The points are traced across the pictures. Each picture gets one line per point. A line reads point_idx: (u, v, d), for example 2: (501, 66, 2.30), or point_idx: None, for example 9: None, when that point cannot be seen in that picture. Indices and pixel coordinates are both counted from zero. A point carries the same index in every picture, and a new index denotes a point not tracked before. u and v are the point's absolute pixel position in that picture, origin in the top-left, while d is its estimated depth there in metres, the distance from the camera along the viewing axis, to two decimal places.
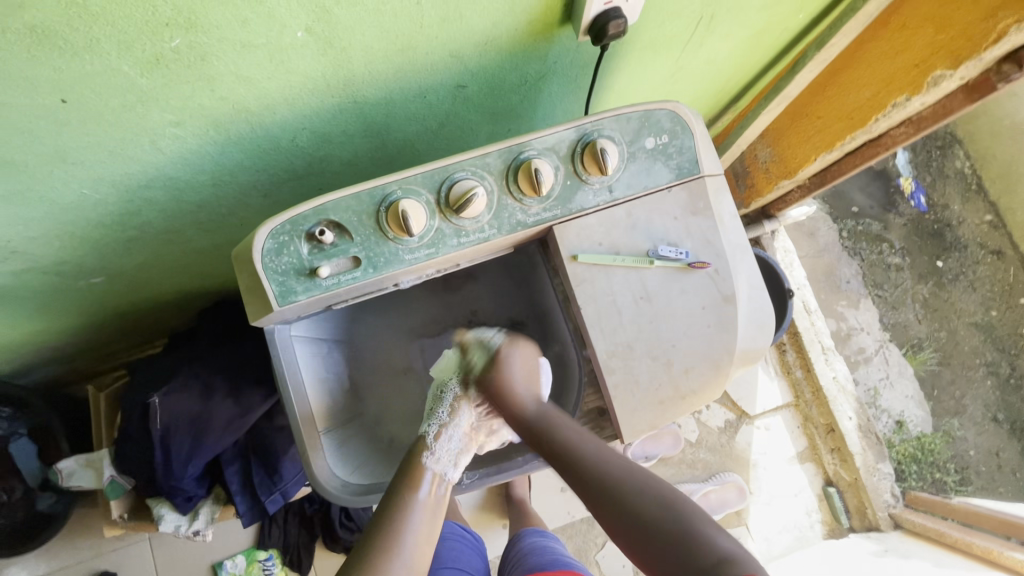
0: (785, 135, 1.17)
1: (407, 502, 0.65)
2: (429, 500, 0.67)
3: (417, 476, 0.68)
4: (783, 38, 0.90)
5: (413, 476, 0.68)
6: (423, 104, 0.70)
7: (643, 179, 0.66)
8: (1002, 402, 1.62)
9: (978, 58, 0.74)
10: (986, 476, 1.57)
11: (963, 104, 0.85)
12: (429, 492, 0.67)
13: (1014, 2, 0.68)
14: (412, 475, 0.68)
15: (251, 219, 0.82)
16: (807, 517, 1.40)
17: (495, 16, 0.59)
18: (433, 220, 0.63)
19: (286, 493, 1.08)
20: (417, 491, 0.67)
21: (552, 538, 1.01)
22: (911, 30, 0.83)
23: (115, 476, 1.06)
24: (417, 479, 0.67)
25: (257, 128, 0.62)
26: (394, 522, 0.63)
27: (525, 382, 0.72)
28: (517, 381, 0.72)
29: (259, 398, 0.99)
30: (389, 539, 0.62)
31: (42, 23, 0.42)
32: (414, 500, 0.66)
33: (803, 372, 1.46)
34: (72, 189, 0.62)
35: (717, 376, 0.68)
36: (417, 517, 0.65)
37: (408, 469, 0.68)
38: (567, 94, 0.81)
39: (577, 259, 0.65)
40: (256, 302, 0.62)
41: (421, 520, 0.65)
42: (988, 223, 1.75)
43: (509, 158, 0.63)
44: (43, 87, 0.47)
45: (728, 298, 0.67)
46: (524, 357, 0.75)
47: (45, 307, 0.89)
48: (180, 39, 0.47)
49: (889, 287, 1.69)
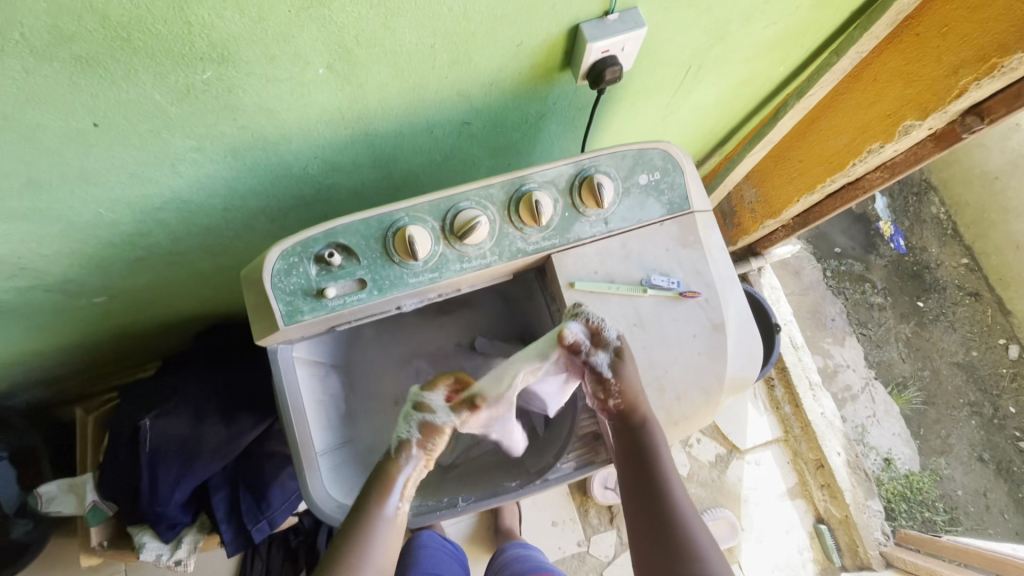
0: (768, 178, 1.24)
1: (370, 520, 0.61)
2: (395, 518, 0.63)
3: (385, 491, 0.63)
4: (765, 88, 0.97)
5: (379, 489, 0.63)
6: (429, 139, 0.74)
7: (636, 214, 0.70)
8: (986, 441, 1.65)
9: (943, 110, 0.82)
10: (975, 516, 1.57)
11: (933, 151, 0.92)
12: (396, 507, 0.63)
13: (973, 62, 0.75)
14: (379, 489, 0.63)
15: (256, 243, 0.85)
16: (799, 555, 1.38)
17: (501, 60, 0.64)
18: (438, 245, 0.66)
19: (273, 521, 1.07)
20: (381, 510, 0.62)
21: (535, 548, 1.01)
22: (881, 84, 0.90)
23: (97, 501, 1.04)
24: (385, 494, 0.63)
25: (272, 156, 0.66)
26: (358, 543, 0.60)
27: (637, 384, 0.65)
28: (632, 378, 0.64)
29: (251, 423, 1.01)
30: (355, 552, 0.59)
31: (86, 54, 0.44)
32: (380, 518, 0.62)
33: (791, 407, 1.48)
34: (89, 209, 0.64)
35: (708, 403, 0.70)
36: (383, 531, 0.62)
37: (373, 484, 0.63)
38: (565, 133, 0.86)
39: (574, 287, 0.68)
40: (262, 321, 0.64)
41: (385, 538, 0.62)
42: (964, 266, 1.82)
43: (512, 190, 0.67)
44: (78, 112, 0.50)
45: (718, 327, 0.70)
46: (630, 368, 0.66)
47: (44, 324, 0.90)
48: (212, 72, 0.50)
49: (873, 325, 1.73)
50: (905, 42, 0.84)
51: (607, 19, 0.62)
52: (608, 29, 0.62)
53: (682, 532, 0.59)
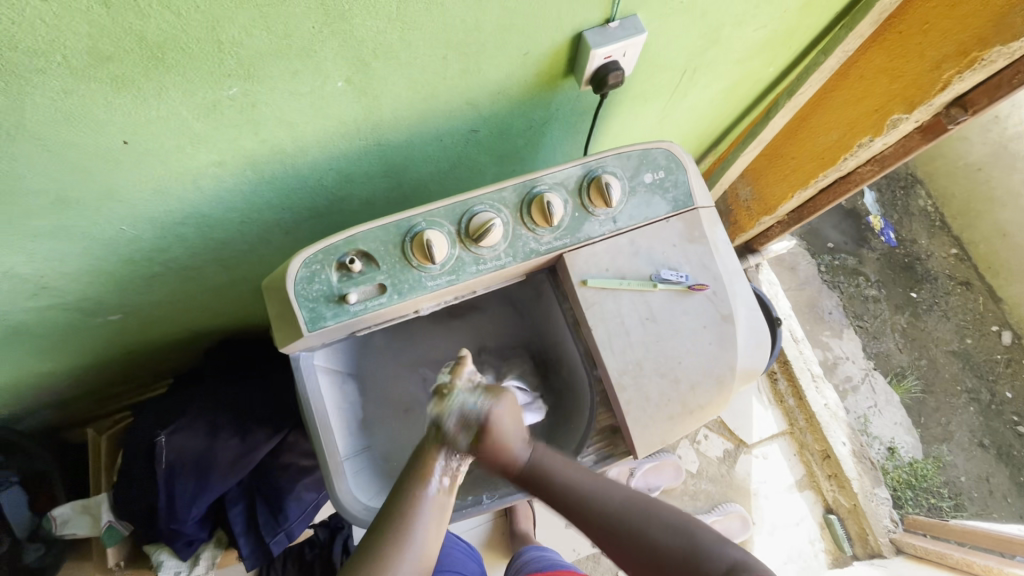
0: (762, 176, 1.27)
1: (414, 499, 0.62)
2: (438, 498, 0.63)
3: (427, 470, 0.64)
4: (757, 88, 1.01)
5: (421, 470, 0.64)
6: (438, 147, 0.77)
7: (643, 211, 0.73)
8: (986, 427, 1.67)
9: (929, 103, 0.85)
10: (979, 501, 1.60)
11: (920, 143, 0.96)
12: (438, 488, 0.64)
13: (955, 56, 0.78)
14: (421, 468, 0.64)
15: (269, 256, 0.87)
16: (811, 546, 1.39)
17: (508, 68, 0.66)
18: (454, 248, 0.68)
19: (290, 533, 1.07)
20: (425, 490, 0.63)
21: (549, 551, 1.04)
22: (868, 81, 0.94)
23: (112, 521, 1.05)
24: (427, 474, 0.64)
25: (289, 169, 0.68)
26: (402, 522, 0.60)
27: (515, 422, 0.66)
28: (506, 436, 0.65)
29: (264, 436, 1.01)
30: (396, 539, 0.58)
31: (122, 74, 0.46)
32: (424, 497, 0.62)
33: (795, 400, 1.51)
34: (113, 225, 0.66)
35: (721, 391, 0.72)
36: (425, 515, 0.61)
37: (416, 464, 0.64)
38: (567, 138, 0.89)
39: (587, 284, 0.70)
40: (286, 328, 0.65)
41: (429, 522, 0.61)
42: (954, 256, 1.86)
43: (524, 193, 0.69)
44: (109, 130, 0.51)
45: (726, 318, 0.72)
46: (509, 404, 0.66)
47: (59, 344, 0.90)
48: (238, 88, 0.52)
49: (868, 318, 1.77)
50: (889, 40, 0.87)
51: (609, 27, 0.65)
52: (610, 36, 0.65)
53: (647, 530, 0.60)
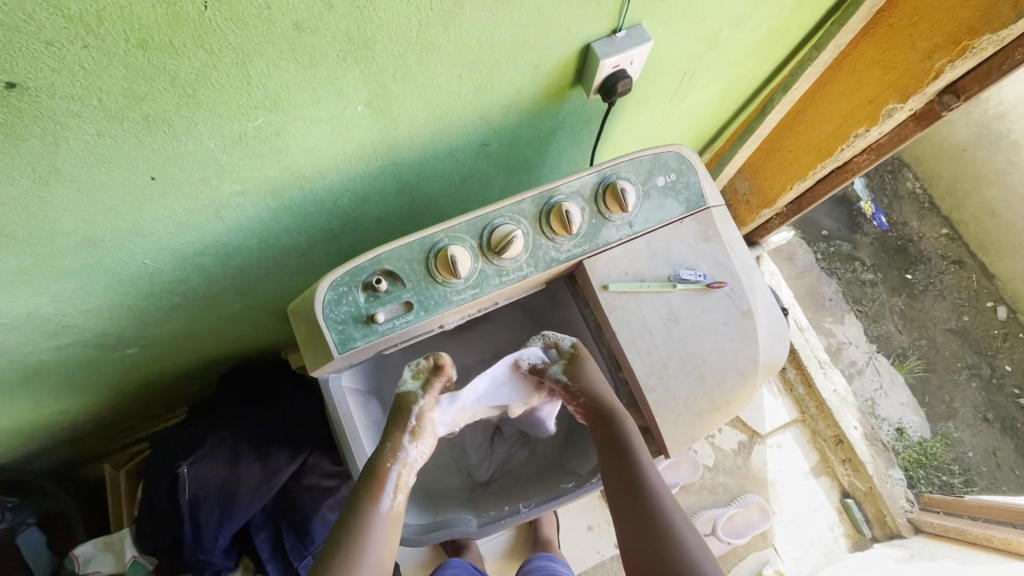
0: (760, 170, 1.30)
1: (366, 517, 0.61)
2: (392, 513, 0.63)
3: (379, 485, 0.64)
4: (752, 85, 1.03)
5: (373, 486, 0.64)
6: (451, 163, 0.77)
7: (658, 214, 0.74)
8: (989, 401, 1.70)
9: (922, 92, 0.87)
10: (988, 475, 1.62)
11: (914, 131, 0.96)
12: (391, 503, 0.64)
13: (945, 46, 0.81)
14: (375, 484, 0.64)
15: (285, 280, 0.87)
16: (830, 531, 1.40)
17: (520, 82, 0.67)
18: (477, 262, 0.69)
19: (318, 556, 1.04)
20: (378, 505, 0.63)
21: (558, 560, 1.02)
22: (861, 73, 0.96)
23: (136, 556, 1.04)
24: (379, 489, 0.64)
25: (308, 194, 0.69)
26: (354, 540, 0.60)
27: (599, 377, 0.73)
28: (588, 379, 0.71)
29: (287, 458, 1.01)
30: (349, 558, 0.58)
31: (153, 113, 0.47)
32: (377, 513, 0.62)
33: (804, 388, 1.54)
34: (136, 260, 0.66)
35: (746, 385, 0.73)
36: (378, 531, 0.61)
37: (368, 479, 0.64)
38: (573, 145, 0.90)
39: (608, 288, 0.72)
40: (316, 352, 0.66)
41: (382, 536, 0.62)
42: (945, 236, 1.90)
43: (542, 203, 0.70)
44: (138, 168, 0.52)
45: (746, 313, 0.73)
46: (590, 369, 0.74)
47: (77, 381, 0.90)
48: (263, 118, 0.53)
49: (868, 302, 1.80)
50: (880, 33, 0.90)
51: (616, 37, 0.67)
52: (617, 45, 0.66)
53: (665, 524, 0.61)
